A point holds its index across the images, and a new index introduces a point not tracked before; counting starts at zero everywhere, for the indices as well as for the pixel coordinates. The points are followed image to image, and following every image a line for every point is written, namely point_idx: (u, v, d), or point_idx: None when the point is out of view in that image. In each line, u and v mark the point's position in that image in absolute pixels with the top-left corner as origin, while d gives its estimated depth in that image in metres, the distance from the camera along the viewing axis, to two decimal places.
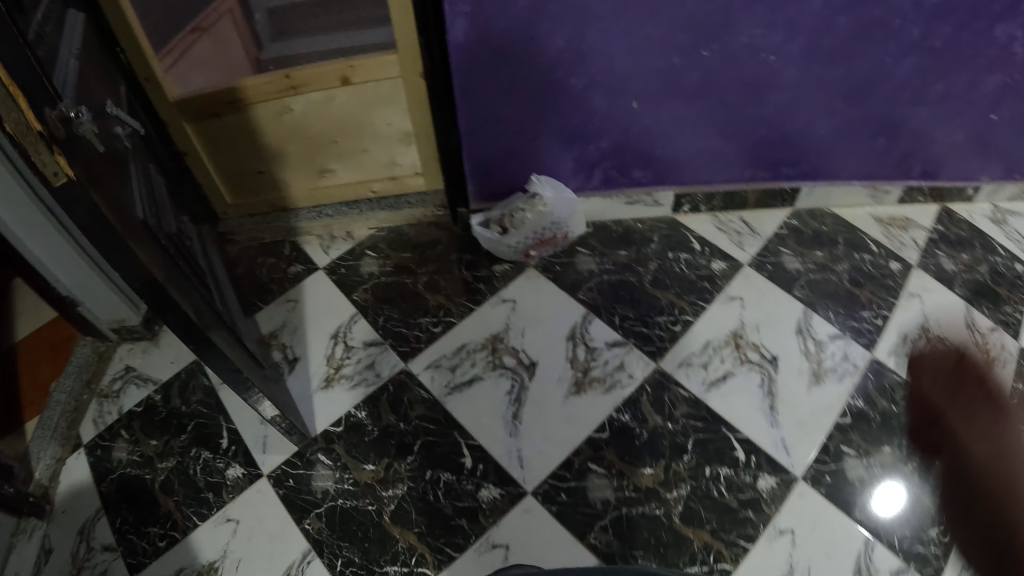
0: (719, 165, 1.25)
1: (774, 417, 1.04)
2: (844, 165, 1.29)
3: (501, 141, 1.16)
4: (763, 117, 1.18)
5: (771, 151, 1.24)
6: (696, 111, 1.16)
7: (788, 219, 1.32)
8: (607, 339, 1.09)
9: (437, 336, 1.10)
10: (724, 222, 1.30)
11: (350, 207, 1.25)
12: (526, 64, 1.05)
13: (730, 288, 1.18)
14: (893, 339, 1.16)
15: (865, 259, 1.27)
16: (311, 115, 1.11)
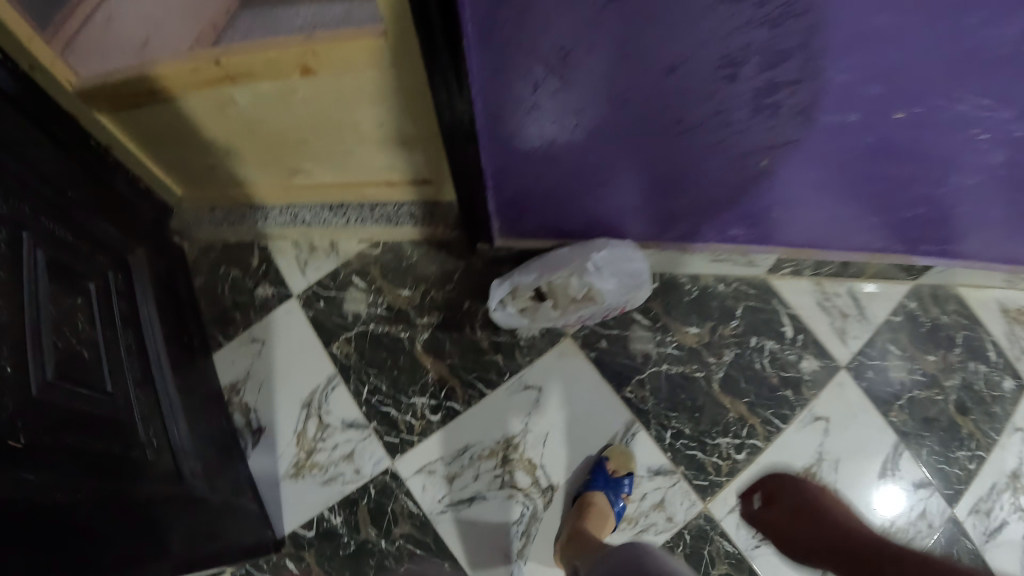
0: (844, 230, 0.79)
1: None
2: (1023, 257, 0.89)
3: (545, 187, 0.72)
4: (949, 214, 0.73)
5: (925, 226, 0.77)
6: (860, 197, 0.71)
7: (905, 300, 0.94)
8: (650, 465, 0.87)
9: (434, 427, 0.87)
10: (827, 297, 0.85)
11: (334, 211, 0.89)
12: (607, 104, 0.57)
13: (817, 405, 0.88)
14: (984, 490, 0.88)
15: (978, 373, 0.93)
16: (267, 112, 0.70)
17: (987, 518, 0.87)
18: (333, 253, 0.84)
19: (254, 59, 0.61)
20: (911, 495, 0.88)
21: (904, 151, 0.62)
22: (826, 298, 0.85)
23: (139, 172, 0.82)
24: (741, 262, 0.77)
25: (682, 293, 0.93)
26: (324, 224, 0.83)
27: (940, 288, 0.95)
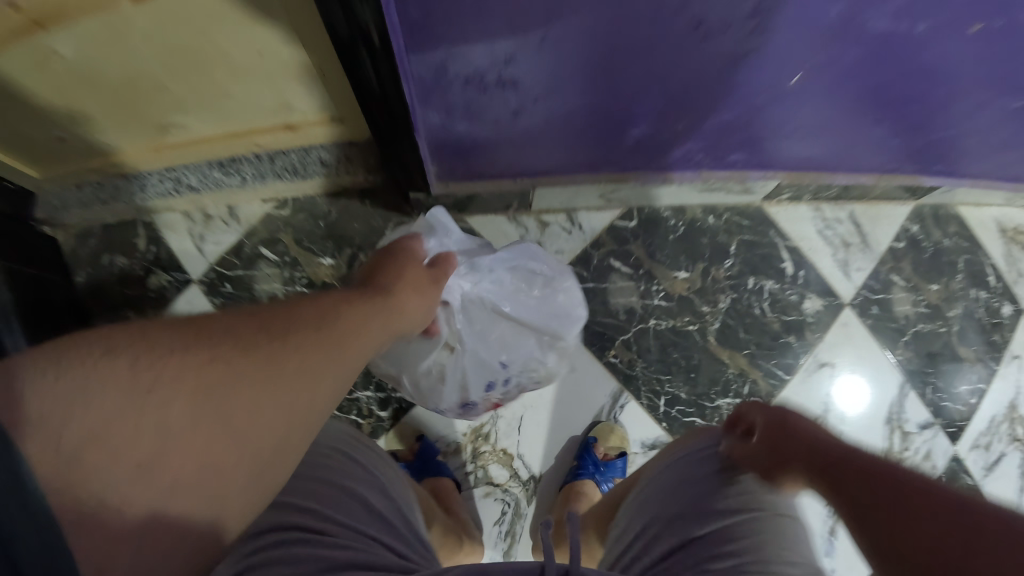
0: (843, 154, 0.68)
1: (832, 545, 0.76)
2: (1001, 170, 0.81)
3: (502, 139, 0.60)
4: (978, 113, 0.62)
5: (940, 137, 0.67)
6: (886, 107, 0.60)
7: (909, 226, 0.88)
8: (649, 439, 0.70)
9: (384, 426, 0.69)
10: (830, 222, 0.78)
11: (225, 172, 0.69)
12: (577, 16, 0.41)
13: (823, 346, 0.74)
14: (980, 428, 0.88)
15: (980, 301, 0.90)
16: (103, 58, 0.51)
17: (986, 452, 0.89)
18: (235, 222, 0.74)
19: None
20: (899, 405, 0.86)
21: (941, 54, 0.50)
22: (827, 228, 0.77)
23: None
24: (737, 192, 0.71)
25: (665, 232, 0.74)
26: (216, 186, 0.70)
27: (941, 211, 0.90)
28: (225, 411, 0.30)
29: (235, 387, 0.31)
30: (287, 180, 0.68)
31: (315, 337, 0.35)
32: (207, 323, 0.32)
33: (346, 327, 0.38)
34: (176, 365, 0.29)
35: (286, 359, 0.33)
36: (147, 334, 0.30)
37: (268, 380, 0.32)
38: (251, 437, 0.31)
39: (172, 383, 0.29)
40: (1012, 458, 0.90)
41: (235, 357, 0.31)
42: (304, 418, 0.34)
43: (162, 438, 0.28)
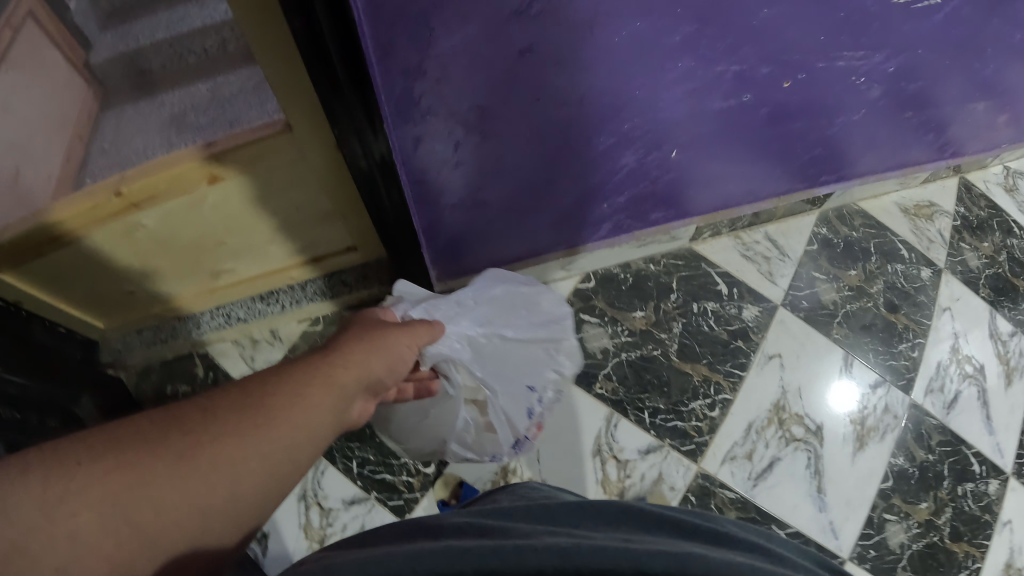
0: (731, 188, 0.91)
1: (821, 500, 0.96)
2: (883, 161, 1.02)
3: (472, 223, 0.82)
4: (825, 138, 0.88)
5: (803, 157, 0.90)
6: (758, 150, 0.84)
7: (817, 229, 1.07)
8: (639, 446, 0.91)
9: (431, 478, 0.90)
10: (749, 245, 1.03)
11: (267, 302, 0.97)
12: (516, 123, 0.66)
13: (766, 343, 0.98)
14: (929, 373, 1.06)
15: (899, 272, 1.08)
16: (177, 223, 0.77)
17: (941, 393, 1.06)
18: (279, 340, 0.99)
19: (151, 180, 0.68)
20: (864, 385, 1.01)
21: (770, 102, 0.76)
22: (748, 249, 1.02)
23: (67, 315, 0.87)
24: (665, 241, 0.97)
25: (618, 285, 0.99)
26: (260, 315, 0.96)
27: (845, 209, 1.10)
28: (133, 509, 0.38)
29: (146, 488, 0.38)
30: (316, 303, 0.98)
31: (231, 424, 0.43)
32: (123, 430, 0.40)
33: (277, 407, 0.45)
34: (81, 480, 0.37)
35: (194, 453, 0.40)
36: (62, 447, 0.38)
37: (175, 475, 0.39)
38: (158, 530, 0.39)
39: (79, 495, 0.36)
40: (970, 393, 1.08)
41: (146, 461, 0.39)
42: (225, 505, 0.41)
43: (77, 542, 0.36)
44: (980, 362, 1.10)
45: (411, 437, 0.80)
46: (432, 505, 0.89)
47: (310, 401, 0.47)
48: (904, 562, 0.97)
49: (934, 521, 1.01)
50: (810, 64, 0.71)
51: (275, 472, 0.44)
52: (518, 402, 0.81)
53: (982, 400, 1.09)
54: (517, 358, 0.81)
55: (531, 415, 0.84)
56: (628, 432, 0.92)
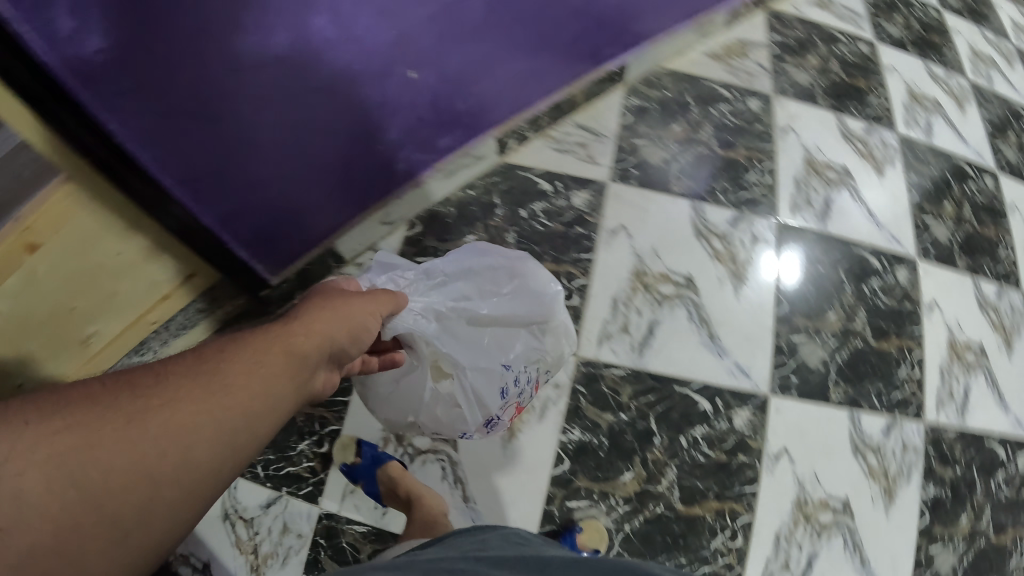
0: (505, 88, 0.93)
1: (718, 345, 0.95)
2: (665, 16, 1.01)
3: (276, 201, 0.84)
4: (574, 11, 0.89)
5: (564, 36, 0.92)
6: (504, 43, 0.86)
7: (625, 102, 1.07)
8: None
9: (331, 455, 0.93)
10: (561, 138, 1.04)
11: (138, 353, 1.00)
12: (248, 103, 0.68)
13: (606, 219, 0.98)
14: (789, 193, 1.05)
15: (724, 111, 1.08)
16: (22, 303, 0.73)
17: (810, 206, 1.05)
18: None
19: None
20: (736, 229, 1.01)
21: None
22: (560, 142, 1.03)
23: None
24: (471, 162, 1.00)
25: (444, 221, 1.01)
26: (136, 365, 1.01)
27: (653, 74, 1.10)
28: (80, 472, 0.36)
29: (91, 450, 0.37)
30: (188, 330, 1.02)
31: (179, 393, 0.42)
32: (70, 393, 0.40)
33: (236, 373, 0.45)
34: (26, 441, 0.36)
35: (141, 419, 0.40)
36: (18, 408, 0.37)
37: (126, 437, 0.39)
38: (105, 498, 0.37)
39: (26, 457, 0.35)
40: (843, 195, 1.08)
41: (94, 424, 0.38)
42: (179, 476, 0.40)
43: (20, 507, 0.34)
44: (843, 165, 1.10)
45: (382, 413, 0.80)
46: (341, 477, 0.92)
47: (269, 368, 0.47)
48: (834, 375, 1.00)
49: (851, 328, 1.02)
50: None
51: (227, 441, 0.42)
52: (488, 380, 0.78)
53: (855, 198, 1.08)
54: (487, 333, 0.79)
55: (505, 396, 0.80)
56: None
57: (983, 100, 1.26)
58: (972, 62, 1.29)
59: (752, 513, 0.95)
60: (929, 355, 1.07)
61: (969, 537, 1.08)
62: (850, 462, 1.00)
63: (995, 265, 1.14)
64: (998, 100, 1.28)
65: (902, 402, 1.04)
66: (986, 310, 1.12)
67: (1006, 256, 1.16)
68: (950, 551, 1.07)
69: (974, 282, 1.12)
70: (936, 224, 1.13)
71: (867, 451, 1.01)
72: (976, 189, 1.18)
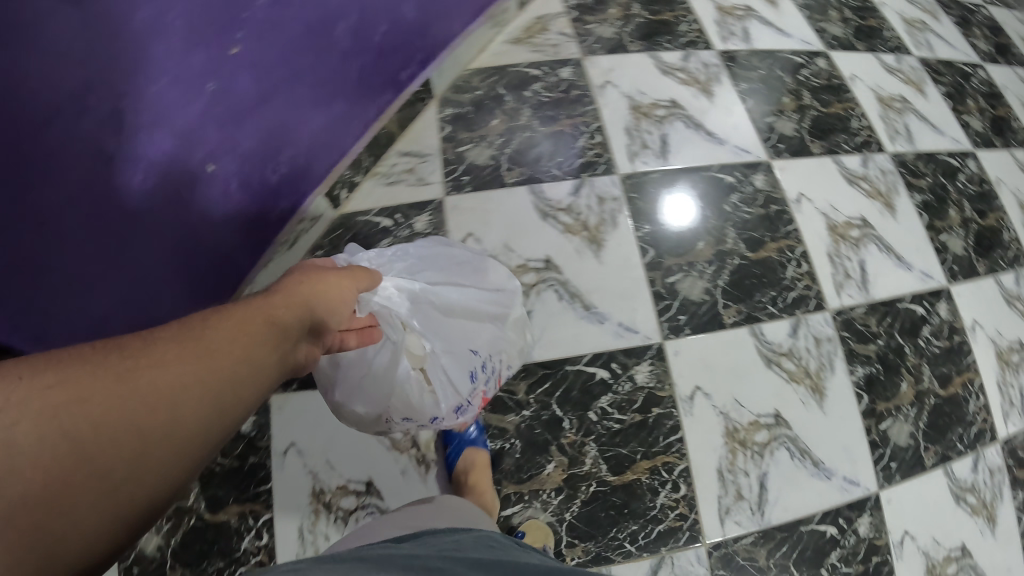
0: (316, 144, 0.94)
1: (596, 313, 0.96)
2: (452, 20, 1.05)
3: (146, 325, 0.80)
4: (350, 51, 0.91)
5: (355, 80, 0.95)
6: (293, 107, 0.87)
7: (441, 114, 1.09)
8: None
9: (270, 546, 0.92)
10: (390, 170, 1.06)
11: None
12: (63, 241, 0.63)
13: (452, 233, 1.00)
14: (623, 143, 1.06)
15: (539, 89, 1.10)
16: None
17: (648, 148, 1.06)
18: None
19: None
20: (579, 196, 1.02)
21: (247, 67, 0.76)
22: (388, 176, 1.05)
23: None
24: (310, 225, 1.02)
25: None
26: None
27: (461, 79, 1.12)
28: (82, 423, 0.39)
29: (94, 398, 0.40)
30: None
31: (173, 353, 0.45)
32: (73, 356, 0.42)
33: (222, 342, 0.48)
34: (27, 391, 0.39)
35: (140, 374, 0.43)
36: (27, 363, 0.40)
37: (131, 390, 0.42)
38: (111, 443, 0.40)
39: (30, 410, 0.38)
40: (678, 126, 1.10)
41: (94, 379, 0.41)
42: (172, 433, 0.43)
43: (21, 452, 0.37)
44: (669, 98, 1.12)
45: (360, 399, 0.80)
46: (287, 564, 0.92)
47: (249, 337, 0.50)
48: (721, 299, 0.99)
49: (723, 249, 1.02)
50: (243, 16, 0.72)
51: (220, 402, 0.46)
52: (458, 363, 0.79)
53: (691, 126, 1.10)
54: (456, 321, 0.80)
55: (473, 380, 0.81)
56: None
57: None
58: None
59: (685, 459, 0.95)
60: (811, 246, 1.07)
61: (916, 400, 1.09)
62: (767, 376, 0.99)
63: (851, 139, 1.21)
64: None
65: (801, 298, 1.03)
66: (856, 182, 1.16)
67: (859, 125, 1.24)
68: (902, 421, 1.07)
69: (836, 160, 1.17)
70: (779, 121, 1.17)
71: (780, 359, 1.00)
72: (810, 74, 1.27)
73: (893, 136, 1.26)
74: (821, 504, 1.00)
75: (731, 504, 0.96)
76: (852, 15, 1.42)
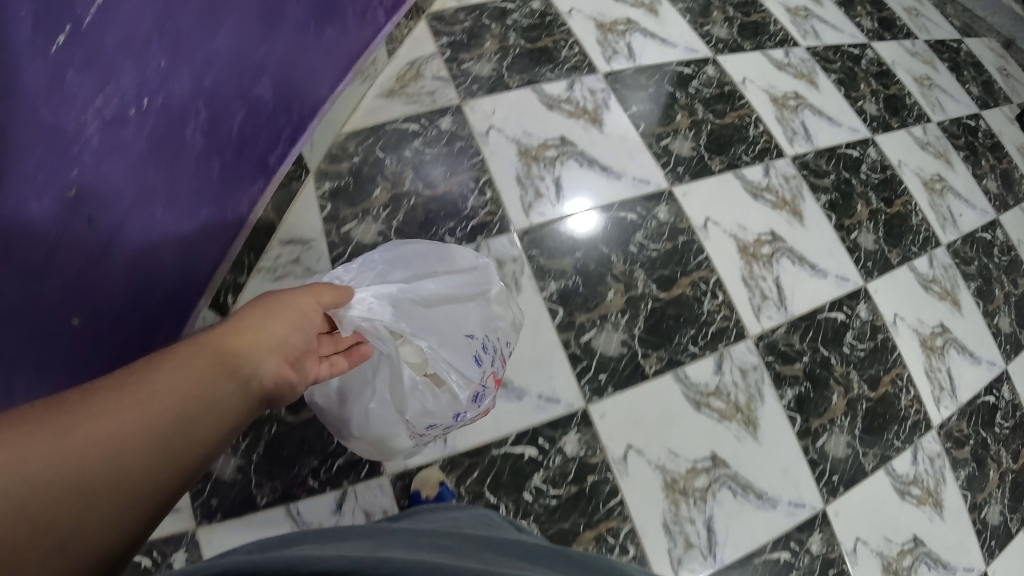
0: (193, 256, 0.80)
1: (515, 390, 0.90)
2: (319, 80, 0.92)
3: None
4: (205, 150, 0.76)
5: (227, 176, 0.81)
6: (155, 225, 0.72)
7: (319, 190, 0.97)
8: (330, 508, 0.85)
9: None
10: (274, 265, 0.93)
11: None
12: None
13: None
14: (515, 196, 0.99)
15: (419, 148, 1.01)
16: None
17: (544, 196, 1.00)
18: None
19: None
20: None
21: (91, 202, 0.62)
22: (274, 272, 0.93)
23: None
24: None
25: None
26: None
27: (336, 145, 1.00)
28: (65, 460, 0.38)
29: (104, 417, 0.42)
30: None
31: (167, 377, 0.47)
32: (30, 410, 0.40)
33: (188, 377, 0.48)
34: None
35: (109, 414, 0.42)
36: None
37: (104, 426, 0.41)
38: (100, 478, 0.40)
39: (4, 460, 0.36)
40: (571, 165, 1.04)
41: (65, 422, 0.40)
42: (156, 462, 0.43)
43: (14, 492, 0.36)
44: (558, 135, 1.06)
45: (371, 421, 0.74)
46: None
47: (209, 369, 0.50)
48: (640, 349, 0.95)
49: (634, 295, 0.97)
50: (74, 151, 0.58)
51: (197, 428, 0.47)
52: (458, 350, 0.75)
53: (584, 163, 1.05)
54: (441, 313, 0.76)
55: (480, 364, 0.77)
56: (313, 500, 0.86)
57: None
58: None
59: (631, 522, 0.89)
60: (724, 273, 1.04)
61: (849, 409, 1.06)
62: (696, 420, 0.95)
63: (749, 148, 1.19)
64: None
65: (721, 332, 1.00)
66: (761, 195, 1.15)
67: (757, 131, 1.23)
68: (837, 433, 1.04)
69: (737, 175, 1.15)
70: (674, 141, 1.13)
71: (709, 400, 0.96)
72: (701, 84, 1.24)
73: (792, 138, 1.26)
74: (770, 534, 0.94)
75: (682, 554, 0.89)
76: (737, 12, 1.40)
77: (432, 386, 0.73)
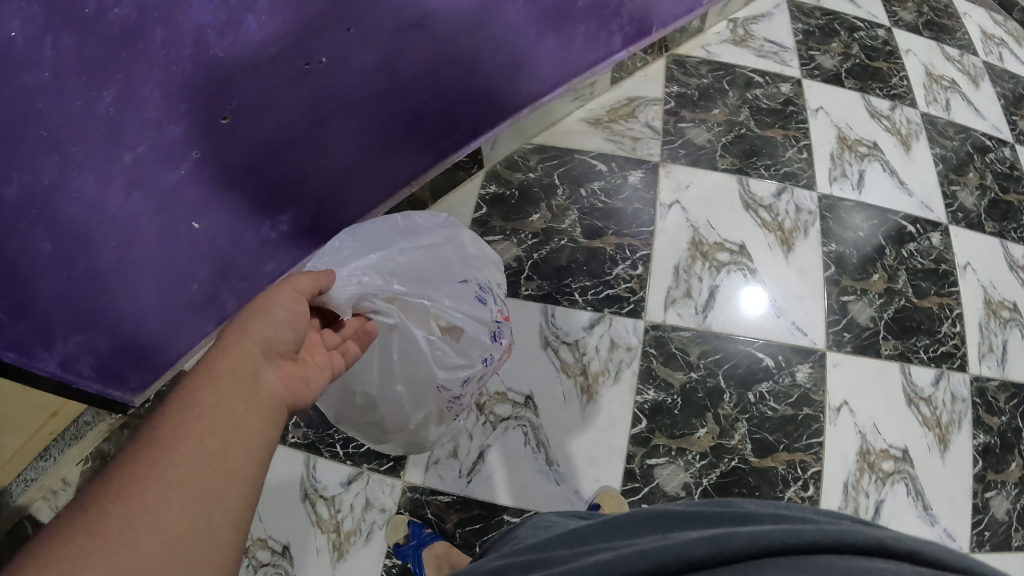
0: (333, 203, 0.83)
1: (557, 472, 0.84)
2: (522, 83, 0.91)
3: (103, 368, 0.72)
4: (376, 116, 0.77)
5: (392, 141, 0.83)
6: (301, 169, 0.75)
7: (482, 189, 0.99)
8: (340, 479, 0.84)
9: None
10: None
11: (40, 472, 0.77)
12: (48, 326, 0.61)
13: None
14: (663, 284, 0.93)
15: (595, 191, 0.99)
16: None
17: (689, 299, 0.93)
18: None
19: None
20: (593, 335, 0.90)
21: (238, 135, 0.65)
22: None
23: None
24: None
25: None
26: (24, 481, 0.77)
27: (518, 154, 1.02)
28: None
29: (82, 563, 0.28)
30: (100, 426, 0.81)
31: (157, 448, 0.35)
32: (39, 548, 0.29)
33: (189, 423, 0.36)
34: None
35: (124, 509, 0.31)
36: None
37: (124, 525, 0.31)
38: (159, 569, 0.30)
39: None
40: (736, 279, 0.95)
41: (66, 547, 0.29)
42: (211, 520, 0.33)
43: None
44: (740, 241, 0.98)
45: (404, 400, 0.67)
46: None
47: (222, 402, 0.38)
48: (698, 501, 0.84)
49: (725, 444, 0.87)
50: (233, 89, 0.61)
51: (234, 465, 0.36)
52: (456, 296, 0.68)
53: (750, 282, 0.95)
54: (427, 269, 0.68)
55: (485, 303, 0.71)
56: (331, 463, 0.85)
57: (933, 136, 1.18)
58: (927, 87, 1.23)
59: None
60: (829, 469, 0.89)
61: None
62: None
63: (932, 346, 1.00)
64: (958, 130, 1.21)
65: None
66: (915, 404, 0.96)
67: (948, 331, 1.03)
68: None
69: (903, 369, 0.98)
70: (856, 303, 0.99)
71: None
72: (916, 250, 1.06)
73: (982, 355, 1.03)
74: None
75: None
76: (996, 184, 1.19)
77: (448, 346, 0.67)
